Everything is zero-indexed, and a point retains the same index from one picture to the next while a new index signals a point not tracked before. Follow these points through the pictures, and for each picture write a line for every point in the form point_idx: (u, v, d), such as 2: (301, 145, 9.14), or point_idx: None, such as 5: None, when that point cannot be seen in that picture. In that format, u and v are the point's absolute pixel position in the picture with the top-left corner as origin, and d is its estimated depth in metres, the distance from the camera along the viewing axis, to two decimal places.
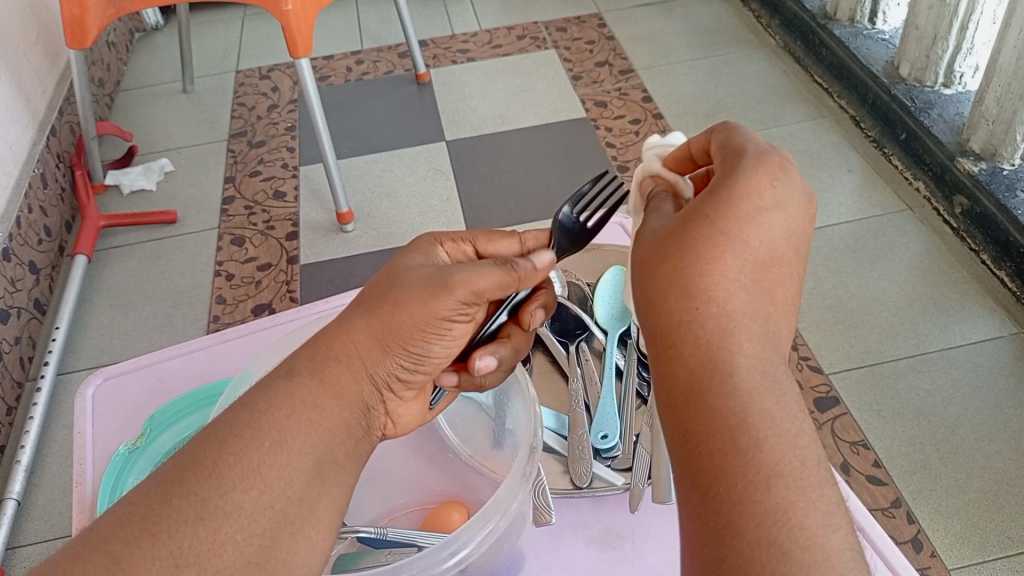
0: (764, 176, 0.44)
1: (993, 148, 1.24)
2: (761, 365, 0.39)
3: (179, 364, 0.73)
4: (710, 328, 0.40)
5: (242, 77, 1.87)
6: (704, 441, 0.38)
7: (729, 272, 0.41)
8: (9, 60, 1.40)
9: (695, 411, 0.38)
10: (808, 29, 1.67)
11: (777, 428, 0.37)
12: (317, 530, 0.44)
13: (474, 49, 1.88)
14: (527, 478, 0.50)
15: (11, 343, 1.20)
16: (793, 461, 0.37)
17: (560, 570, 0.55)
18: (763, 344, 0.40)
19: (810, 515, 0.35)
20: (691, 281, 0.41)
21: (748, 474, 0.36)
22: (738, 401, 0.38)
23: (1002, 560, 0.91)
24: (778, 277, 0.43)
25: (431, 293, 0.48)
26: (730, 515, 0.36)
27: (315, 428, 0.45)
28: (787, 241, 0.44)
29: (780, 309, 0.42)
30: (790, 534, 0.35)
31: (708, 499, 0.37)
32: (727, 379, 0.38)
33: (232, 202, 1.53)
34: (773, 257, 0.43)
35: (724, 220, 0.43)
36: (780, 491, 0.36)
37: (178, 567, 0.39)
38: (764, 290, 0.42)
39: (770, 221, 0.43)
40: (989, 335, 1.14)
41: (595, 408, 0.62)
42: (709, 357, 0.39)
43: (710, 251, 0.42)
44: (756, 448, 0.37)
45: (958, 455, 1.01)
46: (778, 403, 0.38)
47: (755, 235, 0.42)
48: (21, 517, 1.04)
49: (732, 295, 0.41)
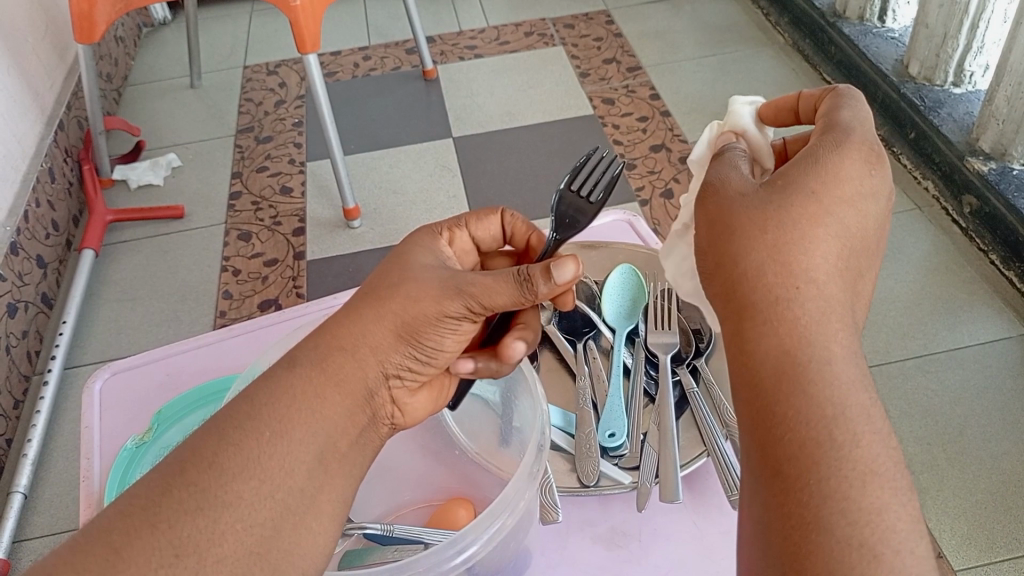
0: (853, 170, 0.46)
1: (1003, 147, 1.23)
2: (854, 359, 0.40)
3: (185, 359, 0.73)
4: (805, 312, 0.41)
5: (249, 72, 1.87)
6: (795, 428, 0.38)
7: (820, 259, 0.42)
8: (18, 54, 1.40)
9: (788, 398, 0.39)
10: (817, 27, 1.66)
11: (873, 423, 0.38)
12: (319, 522, 0.43)
13: (482, 46, 1.88)
14: (534, 478, 0.49)
15: (18, 336, 1.20)
16: (886, 459, 0.37)
17: (566, 569, 0.55)
18: (853, 337, 0.41)
19: (901, 517, 0.35)
20: (784, 262, 0.42)
21: (843, 471, 0.36)
22: (831, 392, 0.38)
23: (1010, 561, 0.91)
24: (859, 270, 0.44)
25: (440, 288, 0.48)
26: (818, 511, 0.36)
27: (316, 418, 0.44)
28: (865, 231, 0.45)
29: (860, 301, 0.44)
30: (880, 535, 0.35)
31: (793, 491, 0.37)
32: (824, 367, 0.39)
33: (239, 197, 1.53)
34: (856, 249, 0.44)
35: (810, 207, 0.44)
36: (875, 490, 0.36)
37: (176, 558, 0.39)
38: (851, 278, 0.43)
39: (849, 213, 0.44)
40: (998, 335, 1.14)
41: (603, 406, 0.62)
42: (801, 341, 0.40)
43: (810, 229, 0.43)
44: (852, 443, 0.37)
45: (966, 455, 1.01)
46: (872, 399, 0.39)
47: (837, 225, 0.43)
48: (28, 509, 1.05)
49: (825, 280, 0.42)
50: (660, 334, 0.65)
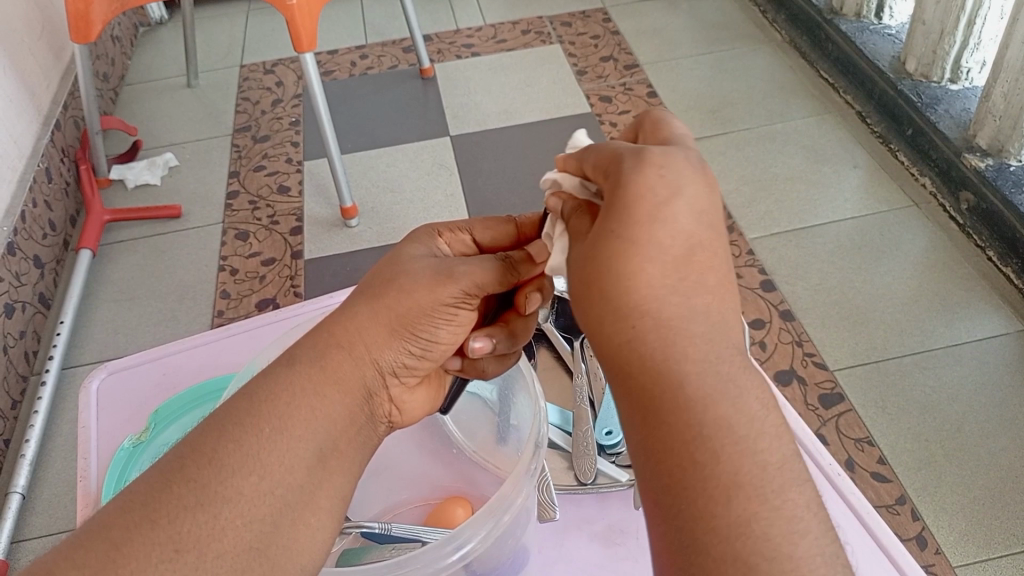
0: (651, 169, 0.40)
1: (1000, 144, 1.23)
2: (707, 371, 0.36)
3: (182, 357, 0.74)
4: (651, 344, 0.37)
5: (246, 71, 1.86)
6: (662, 457, 0.36)
7: (657, 278, 0.38)
8: (14, 54, 1.40)
9: (653, 428, 0.36)
10: (814, 24, 1.66)
11: (734, 435, 0.35)
12: (318, 518, 0.43)
13: (479, 44, 1.88)
14: (532, 475, 0.50)
15: (16, 337, 1.20)
16: (753, 468, 0.35)
17: (564, 567, 0.55)
18: (708, 344, 0.37)
19: (774, 522, 0.34)
20: (622, 298, 0.38)
21: (707, 489, 0.34)
22: (688, 415, 0.36)
23: (1008, 557, 0.91)
24: (707, 264, 0.39)
25: (434, 280, 0.49)
26: (694, 533, 0.34)
27: (316, 415, 0.44)
28: (701, 224, 0.39)
29: (719, 296, 0.38)
30: (751, 549, 0.33)
31: (670, 513, 0.35)
32: (678, 390, 0.36)
33: (236, 197, 1.53)
34: (701, 243, 0.39)
35: (634, 225, 0.38)
36: (741, 503, 0.34)
37: (177, 553, 0.38)
38: (693, 283, 0.38)
39: (680, 210, 0.39)
40: (995, 331, 1.14)
41: (600, 405, 0.63)
42: (656, 370, 0.37)
43: (631, 254, 0.38)
44: (714, 460, 0.35)
45: (964, 452, 1.01)
46: (732, 406, 0.36)
47: (664, 232, 0.38)
48: (26, 510, 1.05)
49: (666, 301, 0.37)
50: None
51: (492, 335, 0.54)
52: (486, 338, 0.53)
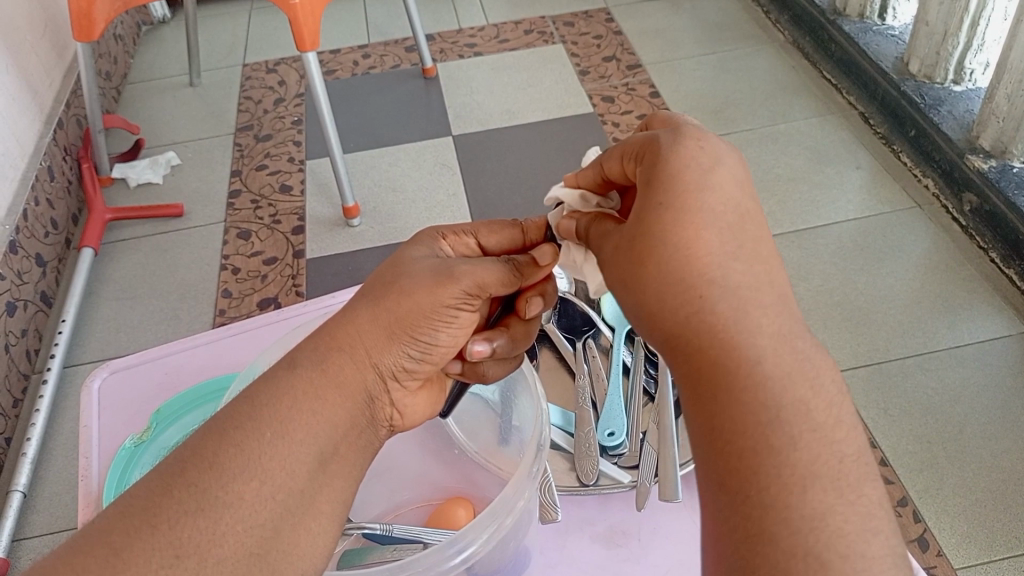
0: (690, 142, 0.43)
1: (1003, 145, 1.23)
2: (779, 348, 0.38)
3: (184, 358, 0.73)
4: (721, 315, 0.39)
5: (249, 70, 1.86)
6: (733, 438, 0.36)
7: (716, 245, 0.40)
8: (17, 52, 1.40)
9: (725, 409, 0.37)
10: (817, 25, 1.66)
11: (811, 418, 0.36)
12: (318, 523, 0.43)
13: (481, 44, 1.88)
14: (534, 478, 0.50)
15: (18, 335, 1.20)
16: (829, 457, 0.36)
17: (566, 568, 0.55)
18: (775, 318, 0.39)
19: (849, 518, 0.34)
20: (682, 266, 0.40)
21: (780, 477, 0.35)
22: (764, 395, 0.37)
23: (1010, 559, 0.91)
24: (758, 236, 0.41)
25: (437, 284, 0.49)
26: (763, 521, 0.34)
27: (317, 419, 0.44)
28: (746, 196, 0.42)
29: (775, 267, 0.41)
30: (828, 540, 0.33)
31: (738, 501, 0.36)
32: (755, 367, 0.37)
33: (238, 196, 1.53)
34: (750, 217, 0.42)
35: (685, 195, 0.41)
36: (817, 493, 0.35)
37: (177, 559, 0.38)
38: (751, 253, 0.40)
39: (724, 179, 0.42)
40: (998, 333, 1.14)
41: (602, 406, 0.62)
42: (728, 347, 0.38)
43: (687, 225, 0.40)
44: (790, 443, 0.36)
45: (966, 454, 1.01)
46: (812, 388, 0.37)
47: (716, 201, 0.41)
48: (28, 508, 1.05)
49: (727, 273, 0.39)
50: None
51: (492, 337, 0.54)
52: (485, 342, 0.53)
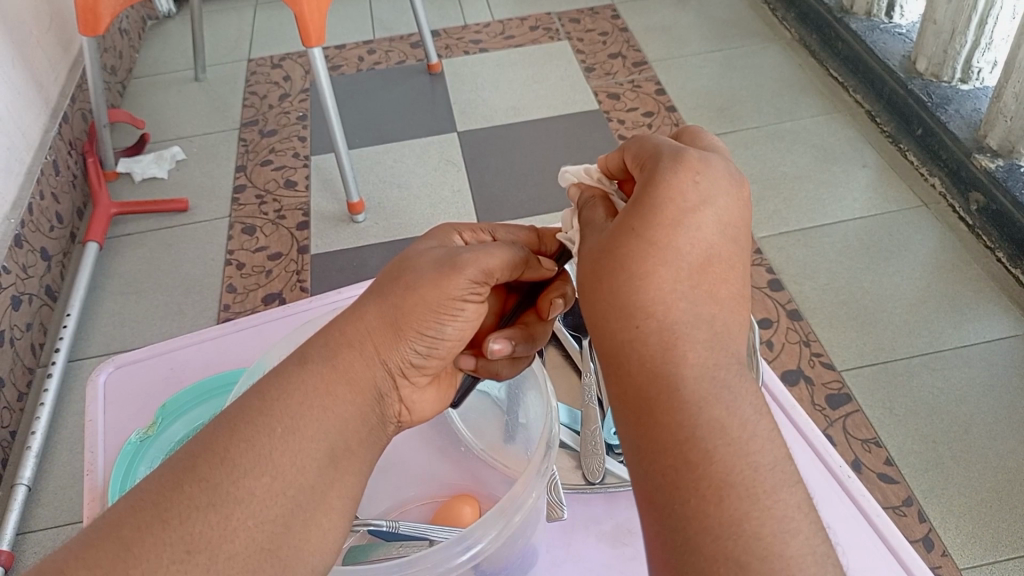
0: (685, 173, 0.42)
1: (1011, 144, 1.22)
2: (701, 374, 0.38)
3: (189, 352, 0.73)
4: (650, 342, 0.39)
5: (254, 66, 1.86)
6: (657, 458, 0.36)
7: (670, 280, 0.40)
8: (22, 46, 1.40)
9: (651, 430, 0.37)
10: (824, 22, 1.65)
11: (727, 435, 0.36)
12: (329, 519, 0.42)
13: (487, 40, 1.87)
14: (541, 476, 0.49)
15: (22, 329, 1.20)
16: (744, 469, 0.35)
17: (571, 567, 0.54)
18: (712, 354, 0.38)
19: (765, 522, 0.34)
20: (627, 298, 0.40)
21: (699, 489, 0.35)
22: (684, 416, 0.37)
23: (1015, 560, 0.91)
24: (723, 276, 0.41)
25: (442, 274, 0.48)
26: (687, 532, 0.34)
27: (327, 415, 0.44)
28: (724, 238, 0.42)
29: (725, 309, 0.40)
30: (744, 544, 0.33)
31: (663, 516, 0.36)
32: (674, 392, 0.37)
33: (243, 191, 1.52)
34: (719, 255, 0.41)
35: (660, 229, 0.41)
36: (733, 503, 0.34)
37: (188, 554, 0.38)
38: (704, 294, 0.40)
39: (706, 219, 0.42)
40: (1003, 334, 1.13)
41: (608, 404, 0.62)
42: (654, 371, 0.38)
43: (642, 265, 0.40)
44: (706, 458, 0.35)
45: (971, 454, 1.01)
46: (726, 408, 0.37)
47: (687, 239, 0.41)
48: (32, 502, 1.05)
49: (674, 305, 0.39)
50: None
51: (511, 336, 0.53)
52: (505, 341, 0.52)
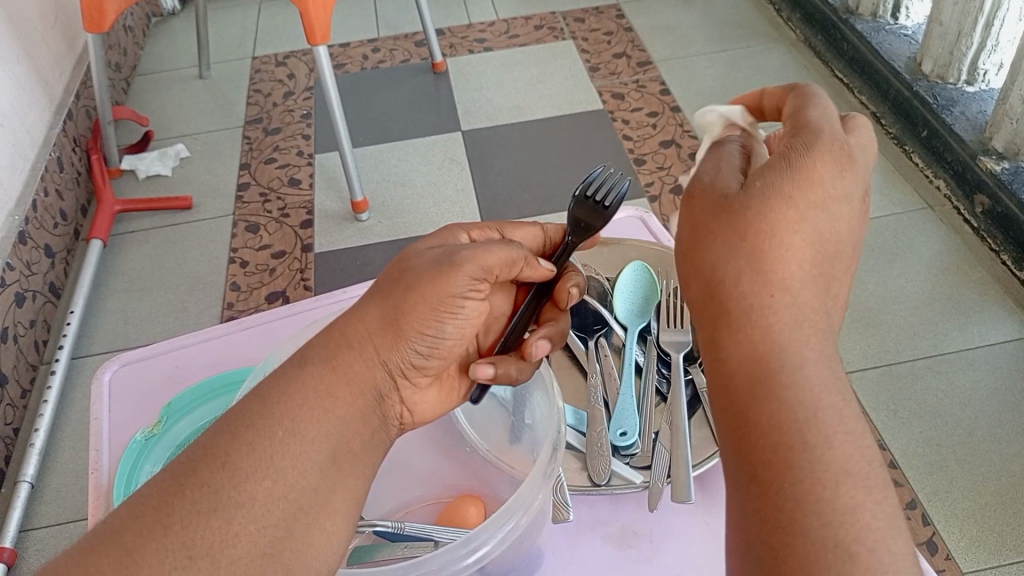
0: (840, 163, 0.42)
1: (1016, 147, 1.21)
2: (825, 363, 0.39)
3: (194, 351, 0.73)
4: (777, 319, 0.40)
5: (258, 64, 1.86)
6: (766, 434, 0.37)
7: (802, 256, 0.41)
8: (27, 43, 1.40)
9: (763, 403, 0.38)
10: (830, 23, 1.65)
11: (846, 425, 0.37)
12: (332, 521, 0.42)
13: (492, 39, 1.87)
14: (547, 478, 0.49)
15: (26, 326, 1.20)
16: (862, 459, 0.36)
17: (577, 568, 0.54)
18: (823, 340, 0.40)
19: (879, 516, 0.34)
20: (760, 263, 0.40)
21: (816, 473, 0.35)
22: (806, 396, 0.37)
23: (1019, 564, 0.91)
24: (840, 268, 0.42)
25: (442, 272, 0.48)
26: (792, 512, 0.35)
27: (327, 417, 0.44)
28: (846, 232, 0.42)
29: (834, 305, 0.42)
30: (856, 533, 0.33)
31: (767, 495, 0.36)
32: (796, 370, 0.38)
33: (247, 189, 1.52)
34: (841, 246, 0.42)
35: (808, 201, 0.41)
36: (847, 490, 0.35)
37: (190, 560, 0.38)
38: (820, 282, 0.41)
39: (839, 211, 0.42)
40: (1008, 337, 1.13)
41: (614, 404, 0.62)
42: (772, 349, 0.39)
43: (780, 230, 0.41)
44: (826, 444, 0.36)
45: (975, 457, 1.00)
46: (848, 403, 0.38)
47: (823, 217, 0.41)
48: (35, 499, 1.05)
49: (799, 288, 0.40)
50: (673, 334, 0.64)
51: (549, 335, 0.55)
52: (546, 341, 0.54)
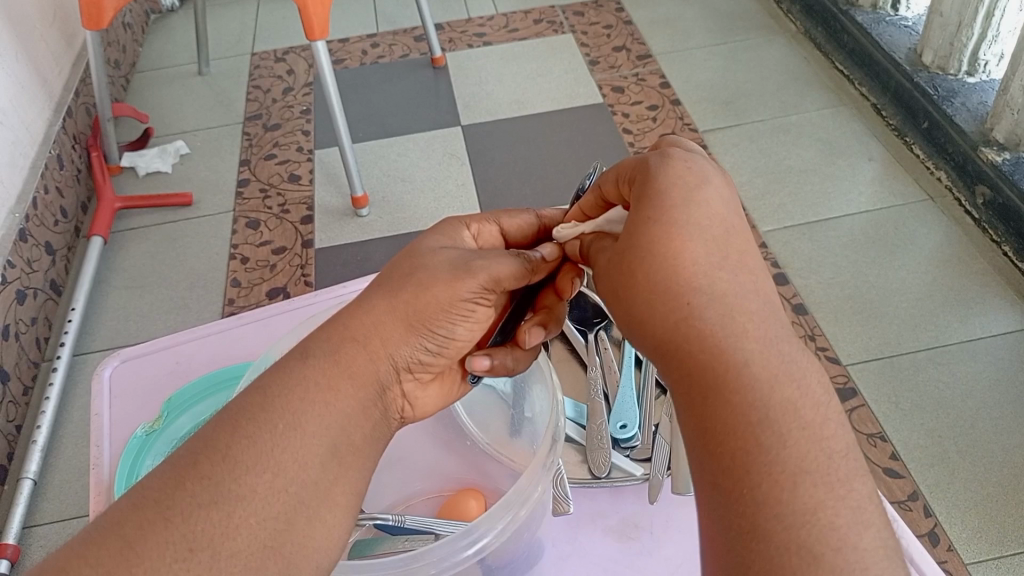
0: (678, 163, 0.45)
1: (1018, 137, 1.21)
2: (766, 351, 0.39)
3: (194, 346, 0.73)
4: (708, 322, 0.40)
5: (257, 60, 1.86)
6: (724, 439, 0.37)
7: (701, 256, 0.41)
8: (26, 41, 1.40)
9: (713, 415, 0.38)
10: (830, 15, 1.64)
11: (799, 418, 0.37)
12: (333, 514, 0.42)
13: (491, 33, 1.87)
14: (548, 470, 0.49)
15: (27, 323, 1.20)
16: (820, 453, 0.36)
17: (577, 560, 0.54)
18: (761, 324, 0.40)
19: (840, 511, 0.35)
20: (668, 279, 0.41)
21: (773, 474, 0.35)
22: (754, 396, 0.37)
23: (1021, 555, 0.91)
24: (744, 250, 0.43)
25: (454, 277, 0.49)
26: (758, 518, 0.35)
27: (329, 409, 0.44)
28: (733, 215, 0.44)
29: (762, 281, 0.42)
30: (820, 533, 0.34)
31: (731, 503, 0.36)
32: (743, 369, 0.38)
33: (247, 185, 1.52)
34: (738, 232, 0.43)
35: (671, 210, 0.43)
36: (808, 488, 0.35)
37: (190, 552, 0.38)
38: (736, 265, 0.42)
39: (711, 196, 0.44)
40: (1009, 328, 1.13)
41: (614, 398, 0.63)
42: (712, 351, 0.39)
43: (671, 244, 0.42)
44: (780, 442, 0.36)
45: (977, 448, 1.00)
46: (797, 388, 0.38)
47: (702, 214, 0.43)
48: (38, 496, 1.05)
49: (714, 283, 0.41)
50: None
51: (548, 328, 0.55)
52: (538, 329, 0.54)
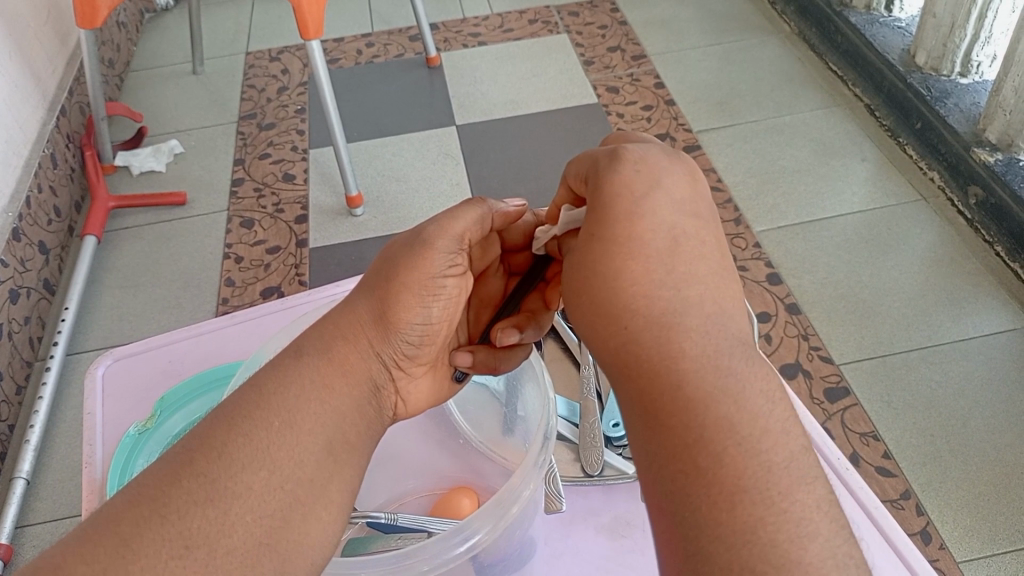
0: (625, 166, 0.44)
1: (1010, 138, 1.22)
2: (706, 366, 0.39)
3: (188, 345, 0.73)
4: (647, 345, 0.40)
5: (252, 59, 1.86)
6: (667, 462, 0.38)
7: (646, 272, 0.42)
8: (20, 40, 1.39)
9: (658, 434, 0.38)
10: (823, 15, 1.65)
11: (737, 433, 0.37)
12: (328, 512, 0.42)
13: (486, 33, 1.87)
14: (539, 468, 0.49)
15: (20, 322, 1.20)
16: (757, 469, 0.36)
17: (570, 559, 0.54)
18: (706, 337, 0.40)
19: (781, 528, 0.35)
20: (611, 300, 0.42)
21: (713, 495, 0.36)
22: (693, 415, 0.38)
23: (1012, 553, 0.91)
24: (696, 255, 0.42)
25: (418, 254, 0.48)
26: (699, 541, 0.35)
27: (324, 408, 0.44)
28: (684, 216, 0.44)
29: (718, 289, 0.42)
30: (758, 554, 0.34)
31: (677, 525, 0.36)
32: (677, 389, 0.38)
33: (241, 184, 1.52)
34: (688, 234, 0.43)
35: (619, 225, 0.43)
36: (747, 508, 0.35)
37: (187, 549, 0.38)
38: (685, 278, 0.42)
39: (658, 201, 0.43)
40: (1001, 328, 1.13)
41: (605, 398, 0.64)
42: (655, 370, 0.39)
43: (615, 263, 0.42)
44: (717, 462, 0.36)
45: (969, 447, 1.01)
46: (737, 403, 0.38)
47: (648, 225, 0.42)
48: (31, 495, 1.05)
49: (659, 299, 0.41)
50: None
51: (523, 328, 0.54)
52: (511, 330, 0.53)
